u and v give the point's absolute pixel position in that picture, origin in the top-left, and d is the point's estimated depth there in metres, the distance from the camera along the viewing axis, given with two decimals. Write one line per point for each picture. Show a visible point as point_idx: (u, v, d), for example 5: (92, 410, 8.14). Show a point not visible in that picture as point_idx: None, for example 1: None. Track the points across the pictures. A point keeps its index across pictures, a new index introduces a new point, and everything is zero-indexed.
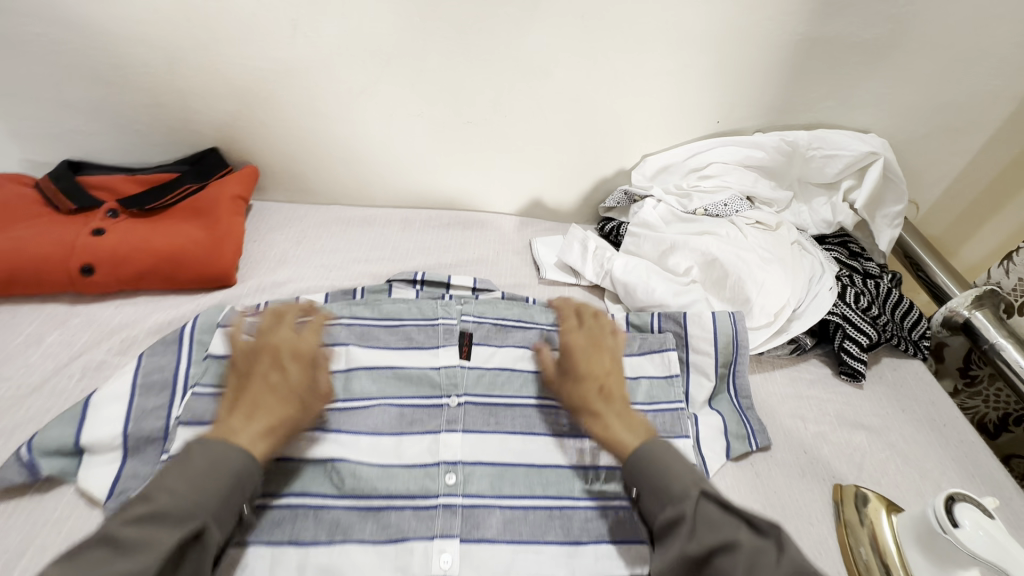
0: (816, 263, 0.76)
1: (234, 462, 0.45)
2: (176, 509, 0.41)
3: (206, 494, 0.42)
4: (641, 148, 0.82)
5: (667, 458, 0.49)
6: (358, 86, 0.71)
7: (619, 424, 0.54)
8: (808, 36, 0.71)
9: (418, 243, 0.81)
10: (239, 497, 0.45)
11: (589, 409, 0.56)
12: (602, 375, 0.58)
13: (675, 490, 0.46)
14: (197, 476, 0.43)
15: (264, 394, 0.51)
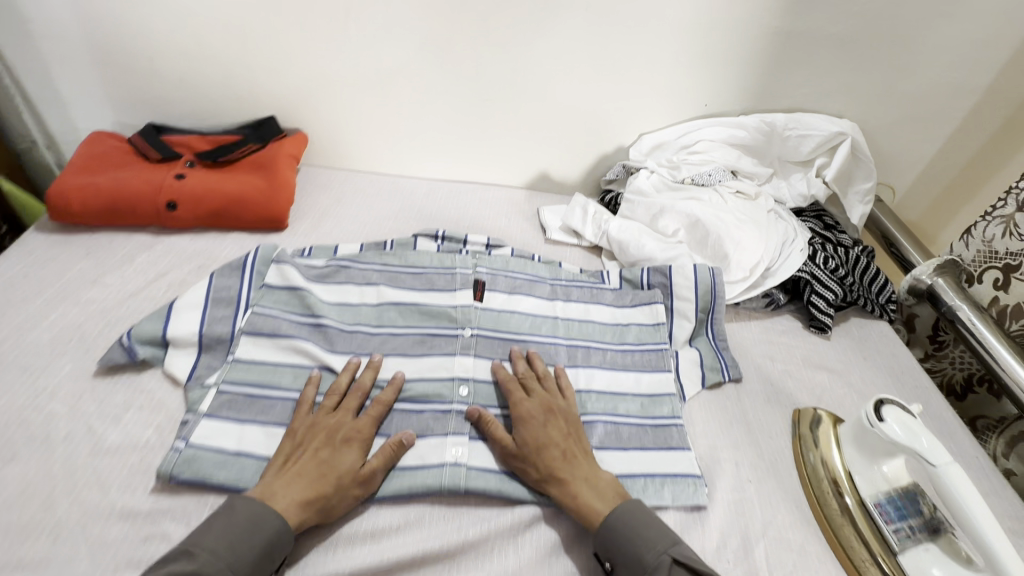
0: (789, 228, 0.86)
1: (268, 523, 0.48)
2: (213, 566, 0.44)
3: (242, 561, 0.45)
4: (638, 127, 0.93)
5: (641, 524, 0.52)
6: (396, 66, 0.84)
7: (588, 492, 0.55)
8: (784, 29, 0.82)
9: (440, 207, 0.93)
10: (273, 559, 0.47)
11: (553, 482, 0.55)
12: (558, 446, 0.57)
13: (648, 561, 0.50)
14: (236, 535, 0.46)
15: (311, 464, 0.52)
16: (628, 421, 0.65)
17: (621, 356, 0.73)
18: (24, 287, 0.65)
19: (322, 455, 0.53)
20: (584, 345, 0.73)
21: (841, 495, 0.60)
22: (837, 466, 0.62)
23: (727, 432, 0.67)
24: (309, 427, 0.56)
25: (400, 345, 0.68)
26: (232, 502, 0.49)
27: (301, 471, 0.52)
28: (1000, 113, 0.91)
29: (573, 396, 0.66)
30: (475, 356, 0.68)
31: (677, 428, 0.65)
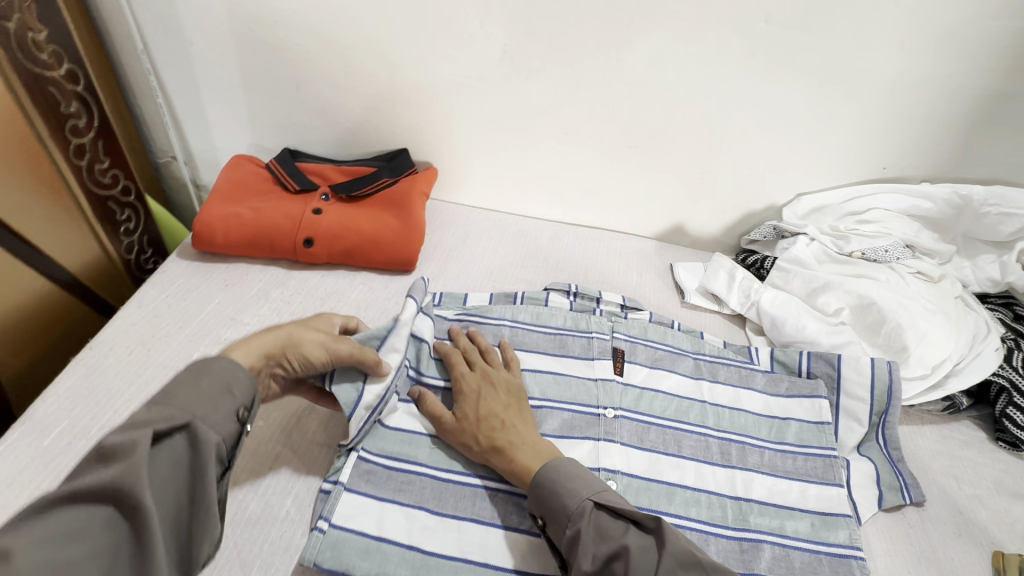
0: (980, 321, 0.74)
1: (233, 379, 0.45)
2: (170, 412, 0.40)
3: (196, 401, 0.42)
4: (797, 186, 0.83)
5: (559, 474, 0.50)
6: (543, 106, 0.78)
7: (521, 457, 0.52)
8: (1003, 92, 0.70)
9: (567, 256, 0.87)
10: (231, 398, 0.44)
11: (489, 445, 0.53)
12: (497, 415, 0.55)
13: (569, 508, 0.48)
14: (201, 392, 0.42)
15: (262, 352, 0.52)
16: (799, 545, 0.56)
17: (781, 460, 0.63)
18: (168, 320, 0.64)
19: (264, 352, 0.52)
20: (739, 440, 0.64)
21: None
22: None
23: (914, 571, 0.57)
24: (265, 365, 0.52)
25: (542, 423, 0.62)
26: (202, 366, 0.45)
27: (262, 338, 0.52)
28: None
29: (733, 504, 0.58)
30: (621, 444, 0.61)
31: (857, 561, 0.55)
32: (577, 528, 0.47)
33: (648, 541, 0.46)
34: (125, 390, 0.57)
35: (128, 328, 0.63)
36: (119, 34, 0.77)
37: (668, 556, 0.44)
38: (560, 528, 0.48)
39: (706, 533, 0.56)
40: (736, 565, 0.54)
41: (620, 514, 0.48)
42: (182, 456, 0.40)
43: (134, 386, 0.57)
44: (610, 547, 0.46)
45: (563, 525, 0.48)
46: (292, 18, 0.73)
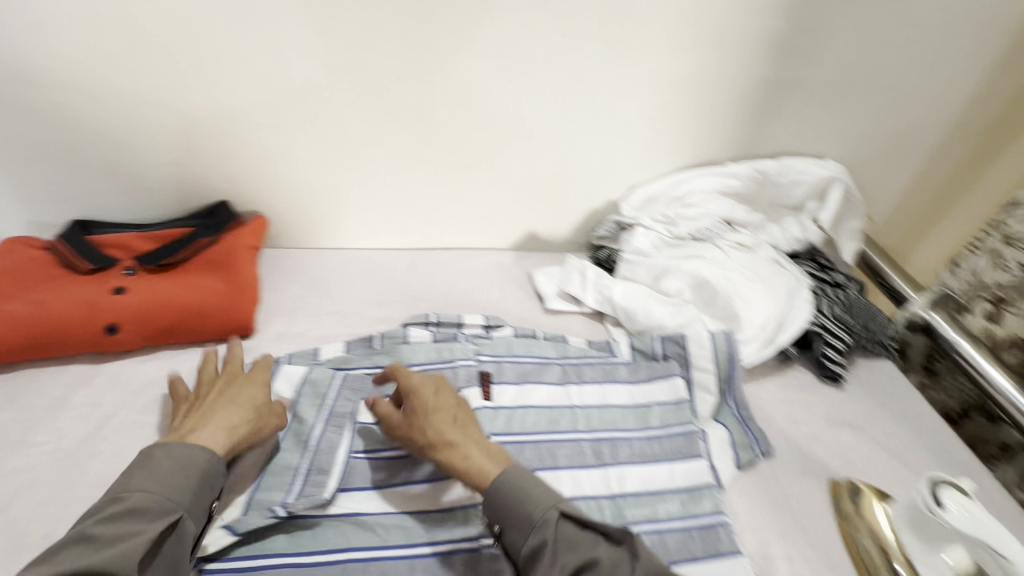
0: (792, 278, 0.83)
1: (195, 464, 0.49)
2: (151, 503, 0.46)
3: (179, 492, 0.47)
4: (627, 181, 0.89)
5: (520, 483, 0.52)
6: (365, 139, 0.75)
7: (480, 455, 0.54)
8: (771, 78, 0.79)
9: (426, 285, 0.84)
10: (208, 489, 0.49)
11: (441, 444, 0.54)
12: (447, 413, 0.56)
13: (534, 517, 0.49)
14: (166, 475, 0.48)
15: (215, 404, 0.56)
16: (672, 527, 0.59)
17: (649, 446, 0.66)
18: None
19: (232, 399, 0.56)
20: (610, 436, 0.66)
21: None
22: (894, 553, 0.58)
23: (772, 519, 0.63)
24: (224, 414, 0.55)
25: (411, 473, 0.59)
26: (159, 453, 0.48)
27: (209, 411, 0.55)
28: (971, 142, 0.94)
29: (610, 503, 0.60)
30: None
31: (723, 528, 0.59)
32: (544, 537, 0.49)
33: (619, 555, 0.48)
34: None
35: None
36: None
37: (640, 567, 0.47)
38: (520, 536, 0.50)
39: None
40: None
41: (586, 525, 0.50)
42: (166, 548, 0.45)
43: None
44: (580, 557, 0.48)
45: (525, 535, 0.50)
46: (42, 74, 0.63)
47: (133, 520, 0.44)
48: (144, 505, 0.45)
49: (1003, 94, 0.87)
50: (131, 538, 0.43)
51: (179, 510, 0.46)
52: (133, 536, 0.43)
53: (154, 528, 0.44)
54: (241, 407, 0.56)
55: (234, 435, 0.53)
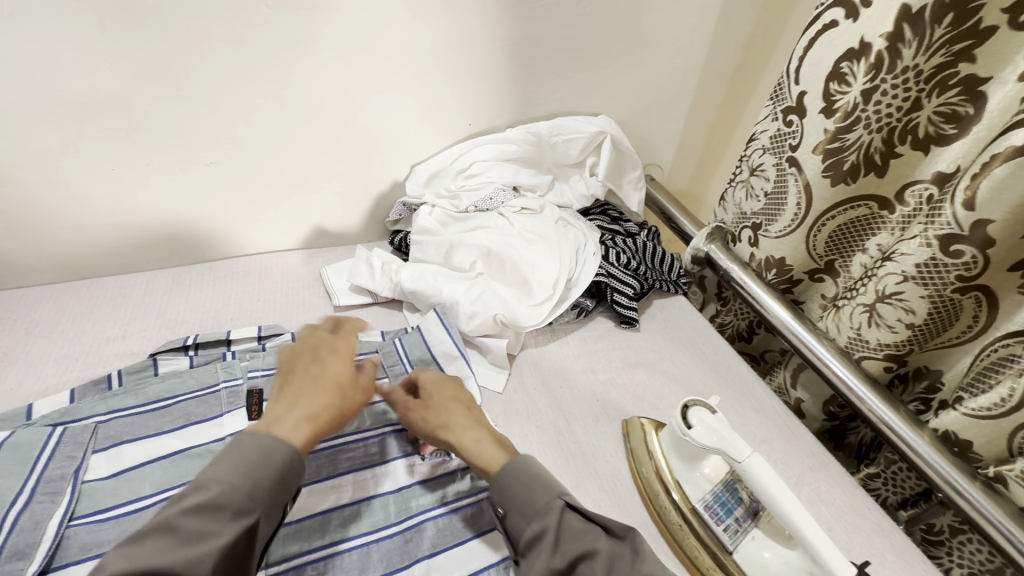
0: (579, 234, 0.86)
1: (278, 454, 0.46)
2: (232, 499, 0.43)
3: (259, 491, 0.44)
4: (406, 159, 0.85)
5: (537, 472, 0.50)
6: (57, 146, 0.64)
7: (489, 447, 0.54)
8: (520, 38, 0.79)
9: (191, 304, 0.74)
10: (287, 488, 0.47)
11: (450, 429, 0.55)
12: (454, 402, 0.58)
13: (538, 504, 0.47)
14: (248, 465, 0.45)
15: (312, 383, 0.53)
16: (460, 506, 0.58)
17: None
18: None
19: (323, 378, 0.54)
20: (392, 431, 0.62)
21: (676, 507, 0.59)
22: (664, 475, 0.61)
23: (566, 472, 0.64)
24: (321, 393, 0.53)
25: None
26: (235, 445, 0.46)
27: (297, 392, 0.52)
28: (723, 86, 1.02)
29: (394, 499, 0.57)
30: None
31: None
32: (544, 524, 0.46)
33: (620, 547, 0.44)
34: None
35: None
36: None
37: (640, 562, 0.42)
38: (524, 522, 0.48)
39: (369, 544, 0.53)
40: (402, 559, 0.53)
41: (591, 517, 0.47)
42: (241, 548, 0.43)
43: None
44: (582, 547, 0.44)
45: (528, 520, 0.47)
46: None
47: (193, 517, 0.41)
48: (220, 501, 0.42)
49: (737, 41, 0.95)
50: (211, 536, 0.40)
51: (254, 511, 0.44)
52: (205, 538, 0.40)
53: (229, 531, 0.41)
54: (325, 386, 0.53)
55: (318, 424, 0.51)
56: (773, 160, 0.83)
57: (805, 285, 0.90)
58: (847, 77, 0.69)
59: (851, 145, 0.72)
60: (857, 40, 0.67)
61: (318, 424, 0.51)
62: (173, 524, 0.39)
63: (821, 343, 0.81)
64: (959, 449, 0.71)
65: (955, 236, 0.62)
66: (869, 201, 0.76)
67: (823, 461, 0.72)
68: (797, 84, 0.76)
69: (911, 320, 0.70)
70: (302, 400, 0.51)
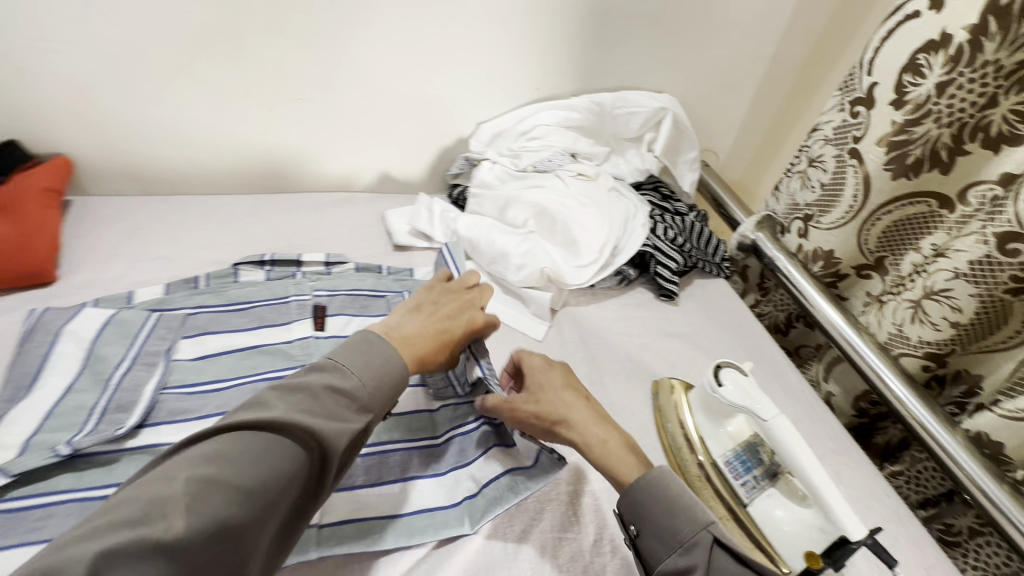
0: (630, 205, 0.89)
1: (397, 372, 0.48)
2: (362, 393, 0.44)
3: (380, 393, 0.46)
4: (474, 117, 0.90)
5: (679, 496, 0.49)
6: (173, 67, 0.70)
7: (614, 450, 0.54)
8: (597, 9, 0.82)
9: (267, 228, 0.81)
10: (393, 402, 0.48)
11: (570, 425, 0.56)
12: (565, 396, 0.58)
13: (685, 535, 0.47)
14: (372, 365, 0.46)
15: (437, 322, 0.57)
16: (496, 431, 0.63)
17: None
18: None
19: (448, 323, 0.58)
20: None
21: (698, 461, 0.62)
22: (689, 430, 0.65)
23: None
24: (436, 334, 0.56)
25: (228, 400, 0.58)
26: (352, 346, 0.47)
27: (420, 322, 0.56)
28: (790, 78, 1.02)
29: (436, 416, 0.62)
30: None
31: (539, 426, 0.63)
32: (693, 559, 0.45)
33: None
34: None
35: None
36: None
37: None
38: (665, 550, 0.47)
39: (409, 449, 0.59)
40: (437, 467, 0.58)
41: (741, 557, 0.45)
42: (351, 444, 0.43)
43: None
44: None
45: (671, 549, 0.47)
46: None
47: (331, 394, 0.42)
48: (354, 393, 0.44)
49: (812, 32, 0.95)
50: (343, 420, 0.42)
51: (372, 411, 0.45)
52: (340, 419, 0.42)
53: (357, 423, 0.43)
54: (444, 330, 0.57)
55: (427, 358, 0.54)
56: (834, 152, 0.84)
57: (851, 281, 0.89)
58: (923, 69, 0.69)
59: (918, 138, 0.72)
60: (939, 32, 0.67)
61: (430, 356, 0.54)
62: (316, 394, 0.42)
63: (862, 337, 0.81)
64: (990, 452, 0.71)
65: (1013, 234, 0.62)
66: (930, 198, 0.75)
67: (847, 446, 0.74)
68: (869, 75, 0.77)
69: (956, 319, 0.70)
70: (424, 332, 0.55)
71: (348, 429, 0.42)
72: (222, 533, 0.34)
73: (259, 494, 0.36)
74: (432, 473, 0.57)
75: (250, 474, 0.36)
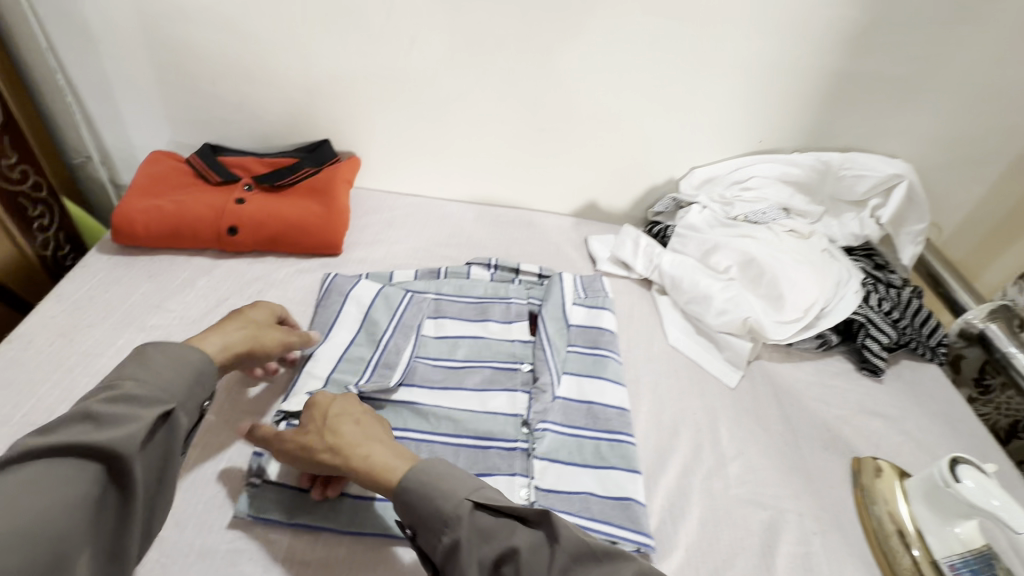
0: (843, 270, 0.85)
1: (193, 361, 0.50)
2: (155, 392, 0.47)
3: (179, 388, 0.48)
4: (689, 161, 0.93)
5: (426, 478, 0.48)
6: (455, 93, 0.83)
7: (381, 453, 0.51)
8: (843, 71, 0.82)
9: (491, 237, 0.92)
10: (202, 392, 0.50)
11: (338, 444, 0.51)
12: (340, 417, 0.53)
13: (446, 514, 0.46)
14: (169, 369, 0.48)
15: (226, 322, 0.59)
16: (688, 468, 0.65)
17: (672, 398, 0.73)
18: (90, 312, 0.67)
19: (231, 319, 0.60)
20: (568, 350, 0.72)
21: (910, 551, 0.59)
22: (906, 518, 0.61)
23: (787, 480, 0.66)
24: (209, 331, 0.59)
25: (464, 379, 0.67)
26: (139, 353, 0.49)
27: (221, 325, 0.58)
28: None
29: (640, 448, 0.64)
30: (552, 424, 0.64)
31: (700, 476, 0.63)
32: (455, 535, 0.45)
33: (536, 539, 0.46)
34: (49, 379, 0.59)
35: (48, 321, 0.65)
36: (22, 38, 0.78)
37: (565, 556, 0.44)
38: (434, 536, 0.46)
39: (602, 470, 0.61)
40: (631, 491, 0.59)
41: (502, 511, 0.47)
42: (153, 451, 0.46)
43: (57, 374, 0.60)
44: (498, 550, 0.45)
45: (438, 534, 0.46)
46: (224, 21, 0.77)
47: (120, 405, 0.44)
48: (145, 396, 0.46)
49: None
50: (130, 422, 0.44)
51: (175, 402, 0.47)
52: (122, 424, 0.43)
53: (148, 419, 0.45)
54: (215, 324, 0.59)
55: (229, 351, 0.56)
56: None
57: None
58: None
59: None
60: None
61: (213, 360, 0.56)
62: (98, 408, 0.44)
63: None
64: None
65: None
66: None
67: None
68: None
69: None
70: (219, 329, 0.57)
71: (137, 431, 0.43)
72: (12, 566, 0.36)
73: (35, 518, 0.38)
74: (623, 496, 0.59)
75: (11, 515, 0.38)
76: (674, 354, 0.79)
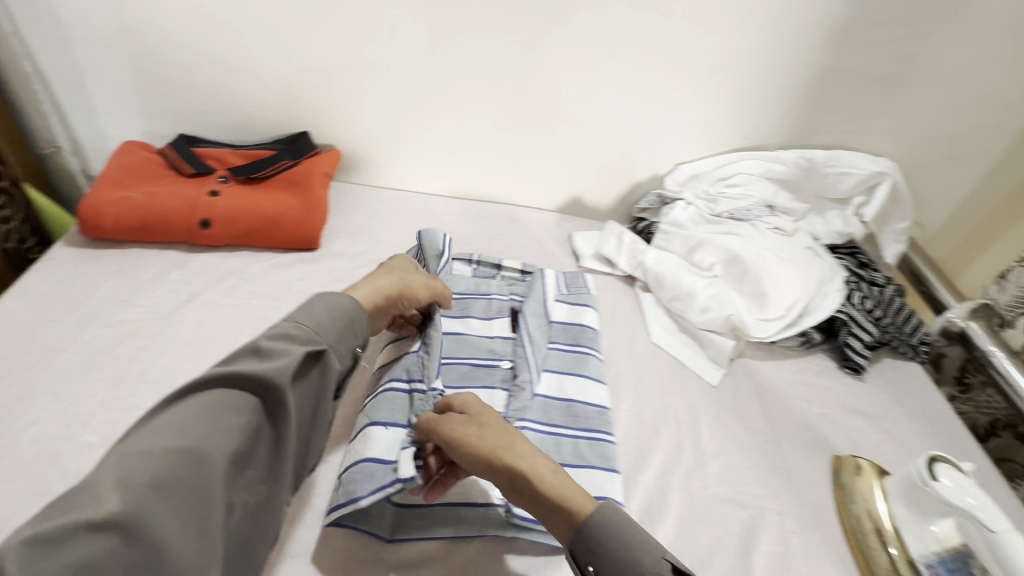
0: (826, 267, 0.85)
1: (343, 306, 0.50)
2: (310, 334, 0.46)
3: (328, 329, 0.48)
4: (675, 157, 0.92)
5: (634, 528, 0.45)
6: (437, 87, 0.82)
7: (565, 484, 0.48)
8: (830, 68, 0.81)
9: (473, 232, 0.90)
10: (355, 337, 0.50)
11: (519, 471, 0.48)
12: (502, 438, 0.50)
13: (645, 567, 0.43)
14: (326, 315, 0.48)
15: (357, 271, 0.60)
16: (667, 467, 0.64)
17: (653, 396, 0.72)
18: (54, 305, 0.65)
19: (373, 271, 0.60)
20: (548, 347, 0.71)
21: (887, 549, 0.59)
22: (885, 517, 0.61)
23: (766, 478, 0.66)
24: None
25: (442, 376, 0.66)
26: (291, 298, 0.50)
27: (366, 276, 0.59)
28: None
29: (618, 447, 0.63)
30: (530, 422, 0.62)
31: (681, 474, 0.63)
32: None
33: None
34: (8, 376, 0.57)
35: (10, 315, 0.63)
36: None
37: None
38: None
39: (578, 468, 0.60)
40: (607, 490, 0.58)
41: None
42: (311, 387, 0.45)
43: (18, 371, 0.58)
44: None
45: None
46: (198, 9, 0.75)
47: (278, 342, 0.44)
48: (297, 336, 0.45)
49: None
50: (287, 355, 0.43)
51: (326, 343, 0.47)
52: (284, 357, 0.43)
53: (302, 352, 0.44)
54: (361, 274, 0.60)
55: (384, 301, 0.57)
56: None
57: None
58: None
59: None
60: None
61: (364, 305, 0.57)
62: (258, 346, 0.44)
63: None
64: None
65: None
66: None
67: None
68: None
69: None
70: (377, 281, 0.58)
71: (295, 361, 0.43)
72: (165, 484, 0.35)
73: (195, 439, 0.37)
74: (600, 494, 0.58)
75: (187, 432, 0.37)
76: (657, 352, 0.79)
